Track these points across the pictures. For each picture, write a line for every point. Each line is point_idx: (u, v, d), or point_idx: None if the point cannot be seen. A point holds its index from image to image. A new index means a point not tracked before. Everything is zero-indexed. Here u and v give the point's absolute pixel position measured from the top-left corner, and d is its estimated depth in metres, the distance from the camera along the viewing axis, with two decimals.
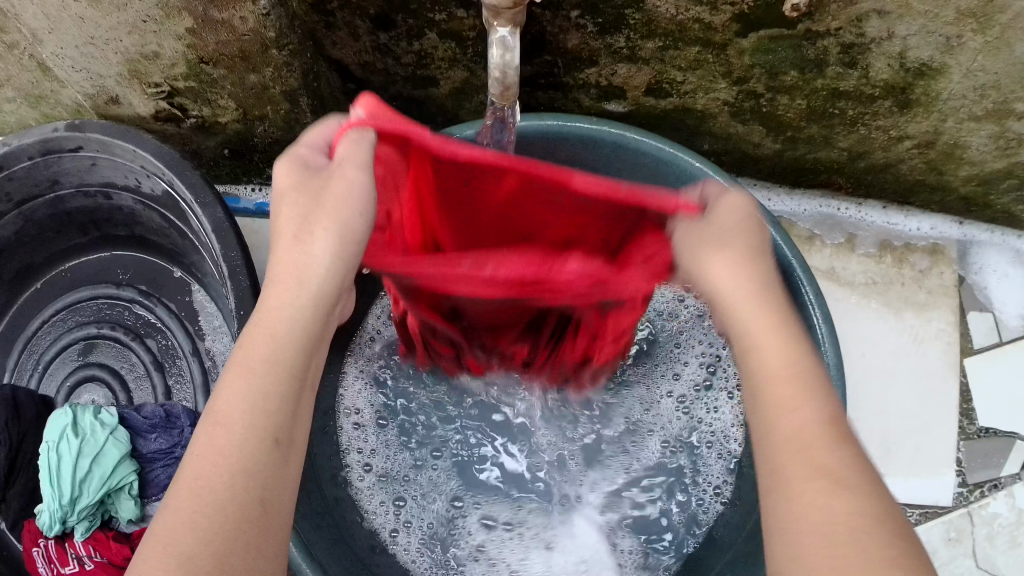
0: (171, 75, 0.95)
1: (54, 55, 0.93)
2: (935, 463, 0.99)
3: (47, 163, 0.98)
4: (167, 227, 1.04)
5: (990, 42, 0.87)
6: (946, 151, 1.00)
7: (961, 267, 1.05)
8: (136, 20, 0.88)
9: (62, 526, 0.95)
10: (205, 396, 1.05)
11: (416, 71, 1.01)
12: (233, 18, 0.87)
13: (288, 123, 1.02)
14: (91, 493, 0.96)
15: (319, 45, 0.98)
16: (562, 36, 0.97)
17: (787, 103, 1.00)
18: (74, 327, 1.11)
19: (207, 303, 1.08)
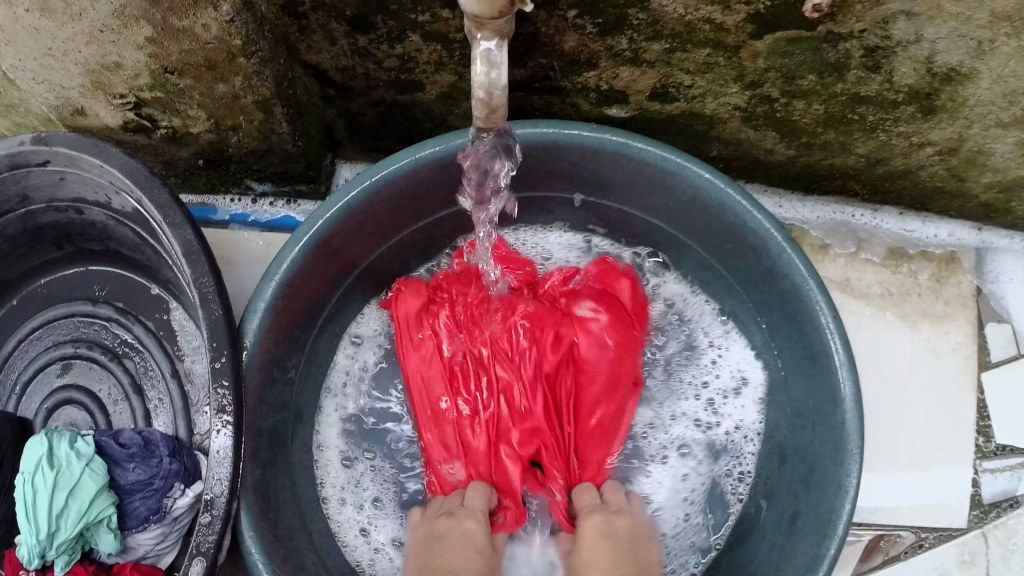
0: (135, 85, 0.86)
1: (13, 67, 0.84)
2: (952, 482, 0.95)
3: (14, 179, 0.89)
4: (142, 243, 0.95)
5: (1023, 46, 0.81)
6: (968, 158, 0.94)
7: (978, 276, 1.00)
8: (93, 29, 0.79)
9: (41, 561, 0.87)
10: (188, 422, 0.97)
11: (400, 76, 0.92)
12: (195, 25, 0.79)
13: (263, 134, 0.92)
14: (70, 527, 0.86)
15: (293, 50, 0.88)
16: (558, 37, 0.89)
17: (804, 108, 0.93)
18: (49, 347, 1.02)
19: (186, 323, 0.99)
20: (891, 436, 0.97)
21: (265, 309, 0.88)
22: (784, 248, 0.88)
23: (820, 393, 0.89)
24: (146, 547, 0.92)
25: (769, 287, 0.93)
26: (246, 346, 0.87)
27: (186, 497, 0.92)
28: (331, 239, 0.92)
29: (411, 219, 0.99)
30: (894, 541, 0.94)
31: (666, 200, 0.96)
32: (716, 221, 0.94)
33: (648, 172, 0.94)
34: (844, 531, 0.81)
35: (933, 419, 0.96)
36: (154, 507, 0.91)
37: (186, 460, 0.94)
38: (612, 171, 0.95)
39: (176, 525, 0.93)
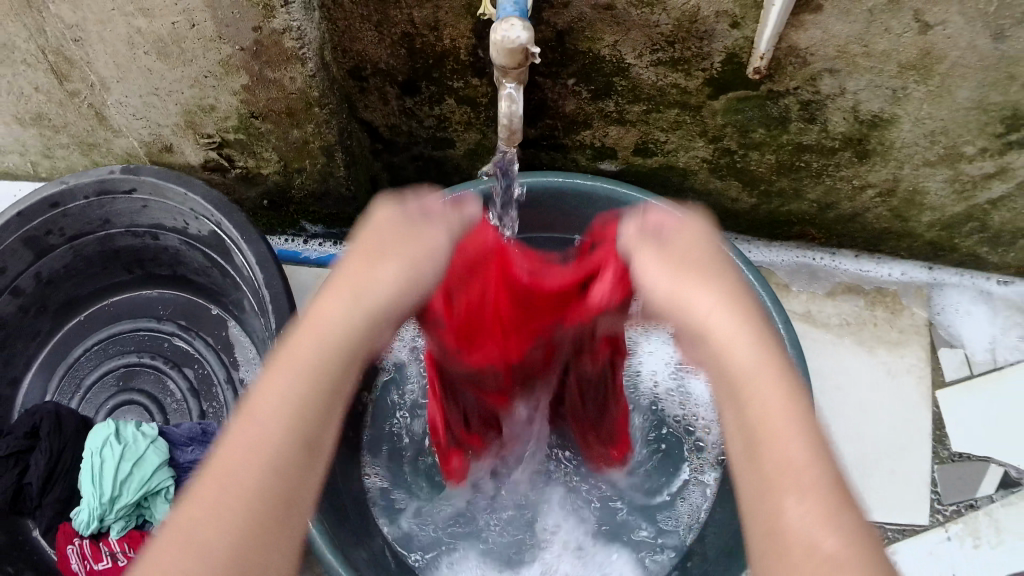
0: (223, 127, 1.13)
1: (118, 103, 1.12)
2: (913, 484, 1.03)
3: (100, 204, 1.11)
4: (209, 265, 1.17)
5: (932, 91, 0.96)
6: (907, 198, 1.10)
7: (928, 310, 1.12)
8: (198, 74, 1.07)
9: (99, 524, 1.04)
10: (236, 419, 1.15)
11: (436, 134, 1.18)
12: (283, 77, 1.07)
13: (323, 176, 1.17)
14: (130, 494, 1.05)
15: (353, 107, 1.15)
16: (560, 102, 1.13)
17: (759, 158, 1.12)
18: (114, 355, 1.23)
19: (241, 337, 1.19)
20: (857, 439, 1.05)
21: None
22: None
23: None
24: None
25: None
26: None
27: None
28: None
29: None
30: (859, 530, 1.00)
31: None
32: None
33: None
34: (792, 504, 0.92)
35: (893, 425, 1.06)
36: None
37: None
38: (604, 218, 1.14)
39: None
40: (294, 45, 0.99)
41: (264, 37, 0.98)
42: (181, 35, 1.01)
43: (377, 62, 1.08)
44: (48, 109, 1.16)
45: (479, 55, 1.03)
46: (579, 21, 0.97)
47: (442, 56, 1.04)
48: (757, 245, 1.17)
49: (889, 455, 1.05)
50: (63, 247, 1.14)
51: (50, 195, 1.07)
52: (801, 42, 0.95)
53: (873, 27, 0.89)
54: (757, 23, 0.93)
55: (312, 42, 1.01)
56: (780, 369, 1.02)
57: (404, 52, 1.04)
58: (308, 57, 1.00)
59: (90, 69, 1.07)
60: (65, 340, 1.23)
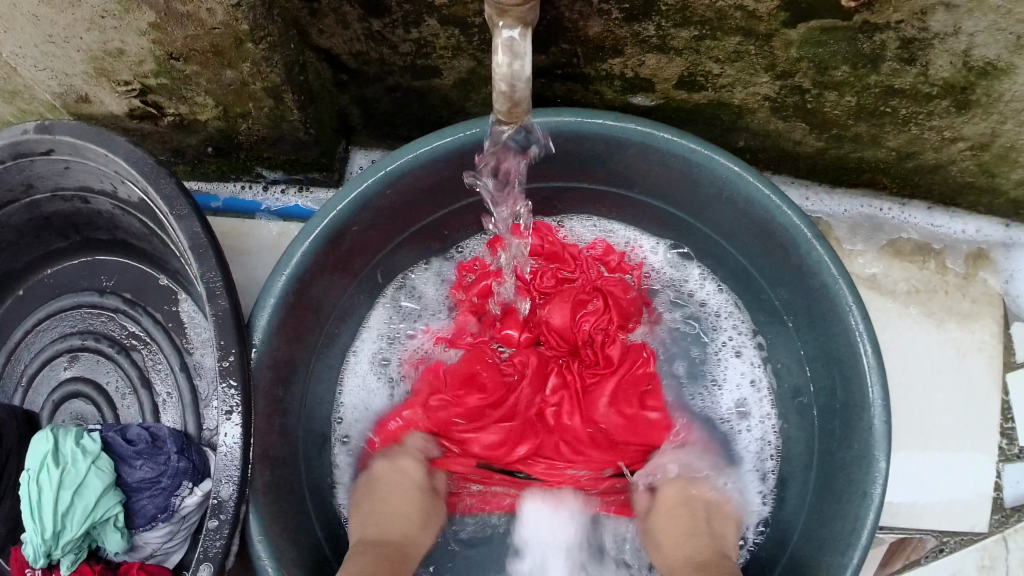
0: (139, 72, 0.82)
1: (14, 55, 0.81)
2: (975, 483, 0.93)
3: (20, 167, 0.85)
4: (148, 232, 0.91)
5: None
6: (1000, 154, 0.91)
7: (998, 278, 0.97)
8: (94, 15, 0.75)
9: (48, 559, 0.85)
10: (195, 416, 0.93)
11: (416, 61, 0.88)
12: (199, 10, 0.74)
13: (273, 120, 0.88)
14: (75, 527, 0.84)
15: (304, 33, 0.85)
16: (582, 23, 0.85)
17: (835, 99, 0.90)
18: (57, 338, 0.98)
19: (195, 315, 0.95)
20: (921, 436, 0.95)
21: (273, 309, 0.85)
22: (812, 246, 0.85)
23: (846, 405, 0.86)
24: (153, 545, 0.89)
25: (796, 283, 0.90)
26: (255, 344, 0.84)
27: (194, 496, 0.89)
28: (347, 232, 0.89)
29: (423, 209, 0.95)
30: (917, 544, 0.92)
31: (687, 193, 0.93)
32: (742, 216, 0.91)
33: (672, 165, 0.90)
34: (861, 548, 0.78)
35: (958, 416, 0.95)
36: (162, 505, 0.88)
37: (194, 457, 0.91)
38: (634, 166, 0.92)
39: (184, 523, 0.90)
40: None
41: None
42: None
43: None
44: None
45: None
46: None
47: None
48: (818, 191, 1.02)
49: (955, 448, 0.94)
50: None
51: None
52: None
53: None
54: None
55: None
56: (847, 368, 0.86)
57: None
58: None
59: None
60: (3, 321, 0.99)
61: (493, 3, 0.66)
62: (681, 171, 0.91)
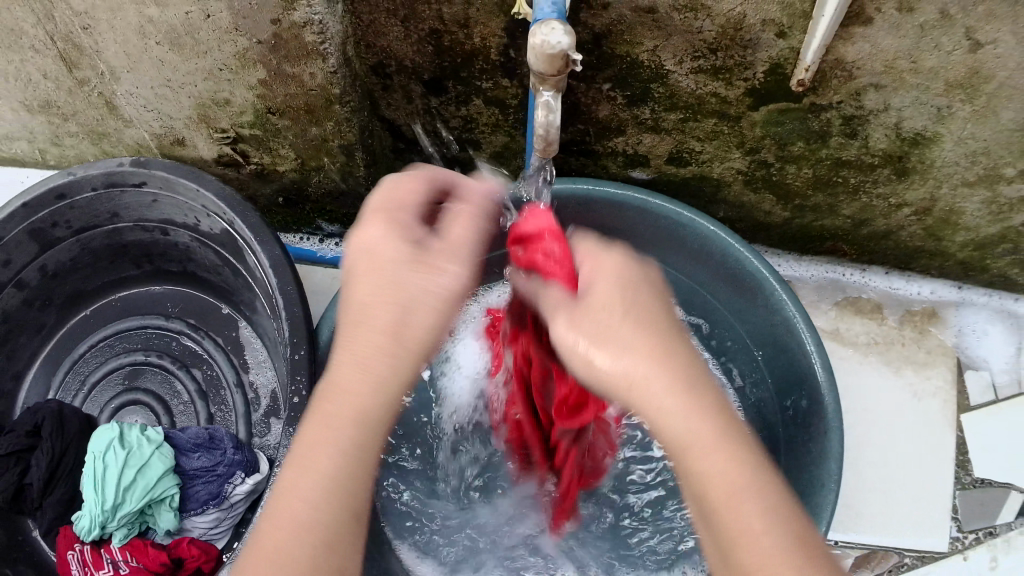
0: (237, 121, 1.06)
1: (127, 93, 1.05)
2: (936, 508, 1.02)
3: (109, 197, 1.04)
4: (220, 264, 1.10)
5: (977, 111, 0.96)
6: (942, 218, 1.08)
7: (940, 331, 1.09)
8: (214, 66, 1.00)
9: (102, 529, 0.99)
10: (247, 424, 1.08)
11: (462, 136, 1.12)
12: (303, 73, 0.99)
13: (341, 175, 1.11)
14: (133, 501, 1.00)
15: (375, 105, 1.09)
16: (594, 107, 1.07)
17: (795, 171, 1.09)
18: (121, 353, 1.14)
19: (253, 338, 1.11)
20: (885, 466, 1.04)
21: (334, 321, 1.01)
22: (775, 290, 1.01)
23: (817, 422, 0.97)
24: (200, 530, 1.02)
25: (769, 322, 1.04)
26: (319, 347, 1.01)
27: (245, 485, 1.03)
28: None
29: None
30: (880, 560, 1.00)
31: (678, 253, 1.10)
32: (718, 269, 1.07)
33: (662, 225, 1.08)
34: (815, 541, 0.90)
35: (916, 450, 1.04)
36: (214, 491, 1.02)
37: (247, 454, 1.05)
38: (633, 228, 1.10)
39: (231, 512, 1.04)
40: (314, 39, 0.93)
41: (289, 33, 0.93)
42: (198, 27, 0.94)
43: (402, 59, 1.02)
44: (56, 98, 1.08)
45: (509, 54, 0.98)
46: (618, 24, 0.94)
47: (470, 57, 0.99)
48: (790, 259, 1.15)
49: (917, 476, 1.03)
50: (70, 240, 1.07)
51: (57, 186, 1.00)
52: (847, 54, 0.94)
53: (923, 42, 0.90)
54: (805, 32, 0.92)
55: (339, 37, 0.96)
56: (815, 385, 0.97)
57: (431, 50, 0.99)
58: (331, 53, 0.95)
59: (99, 58, 1.01)
60: (72, 334, 1.15)
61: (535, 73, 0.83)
62: (667, 227, 1.08)
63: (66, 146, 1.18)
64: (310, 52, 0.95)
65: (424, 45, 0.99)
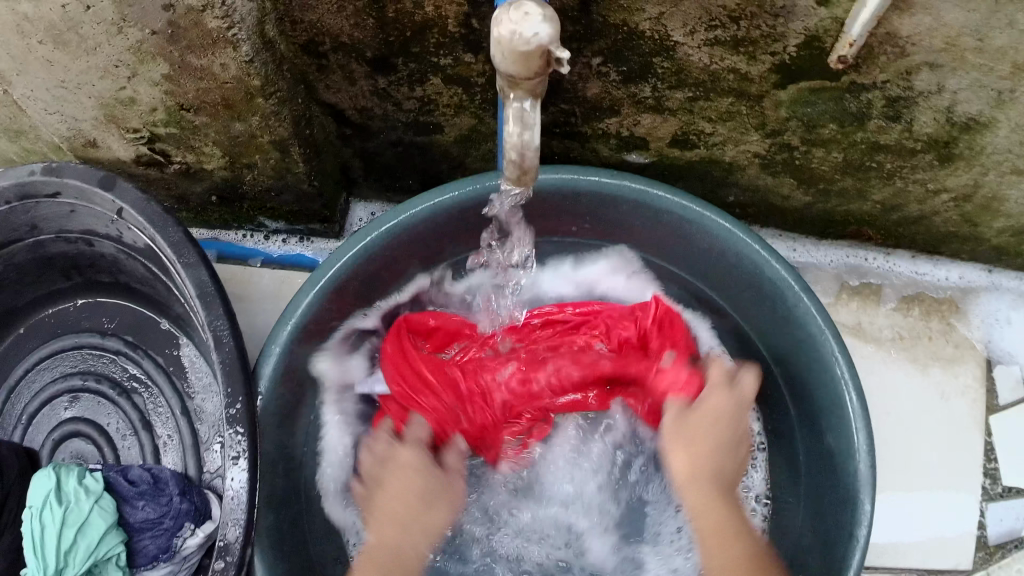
0: (149, 120, 0.84)
1: (26, 98, 0.83)
2: (958, 516, 0.95)
3: (25, 208, 0.87)
4: (152, 277, 0.92)
5: None
6: (982, 204, 0.94)
7: (964, 325, 1.00)
8: (109, 64, 0.78)
9: None
10: (195, 459, 0.94)
11: (419, 118, 0.91)
12: (212, 64, 0.77)
13: (279, 172, 0.90)
14: (77, 564, 0.85)
15: (311, 88, 0.87)
16: (582, 84, 0.89)
17: (823, 155, 0.93)
18: (57, 377, 0.99)
19: (197, 359, 0.96)
20: (904, 478, 0.96)
21: (282, 348, 0.86)
22: (800, 298, 0.87)
23: (841, 457, 0.86)
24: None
25: (786, 335, 0.91)
26: (259, 389, 0.85)
27: (196, 537, 0.89)
28: (351, 282, 0.90)
29: (420, 260, 0.96)
30: None
31: (683, 250, 0.95)
32: (732, 269, 0.92)
33: (667, 220, 0.92)
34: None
35: (941, 462, 0.96)
36: (163, 545, 0.88)
37: (195, 500, 0.90)
38: (631, 218, 0.94)
39: (185, 564, 0.89)
40: (219, 24, 0.72)
41: (187, 22, 0.72)
42: (80, 20, 0.73)
43: (338, 35, 0.81)
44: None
45: (473, 25, 0.77)
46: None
47: (423, 29, 0.78)
48: (805, 244, 1.06)
49: (940, 485, 0.96)
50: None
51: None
52: (901, 28, 0.78)
53: (994, 19, 0.74)
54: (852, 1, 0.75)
55: (252, 19, 0.74)
56: (841, 416, 0.86)
57: (372, 24, 0.78)
58: (243, 40, 0.74)
59: None
60: (6, 356, 1.00)
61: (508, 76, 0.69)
62: (671, 223, 0.93)
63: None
64: (217, 40, 0.74)
65: (363, 18, 0.78)
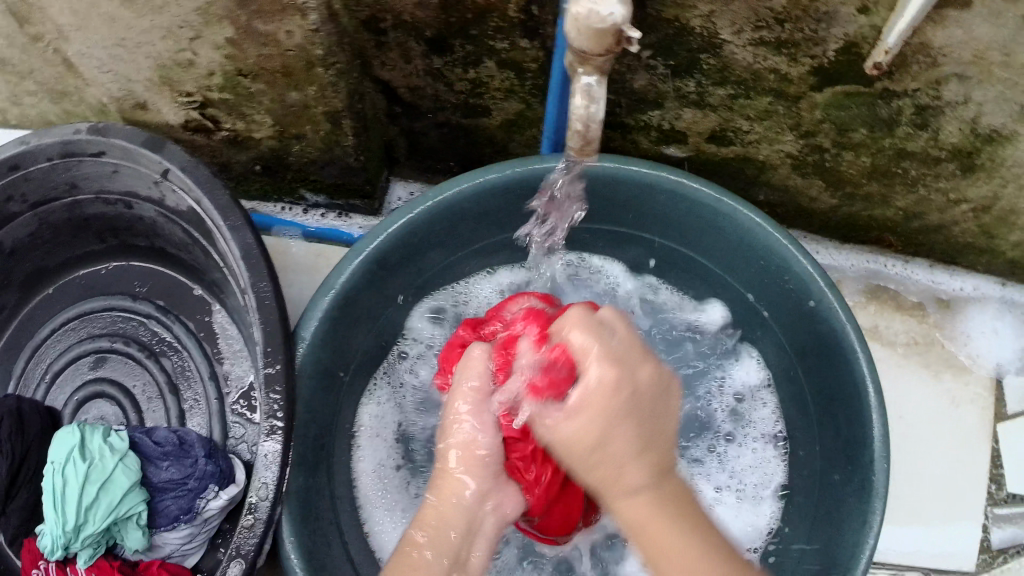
0: (205, 85, 0.87)
1: (80, 54, 0.85)
2: (965, 512, 0.98)
3: (66, 167, 0.90)
4: (190, 241, 0.95)
5: None
6: (1000, 216, 0.98)
7: (945, 335, 1.04)
8: (173, 24, 0.79)
9: (65, 551, 0.85)
10: (222, 424, 0.96)
11: (468, 100, 0.93)
12: (279, 31, 0.79)
13: (328, 144, 0.93)
14: (97, 521, 0.85)
15: (367, 65, 0.90)
16: (629, 75, 0.93)
17: (852, 159, 0.97)
18: (85, 338, 1.02)
19: (228, 326, 0.99)
20: (914, 486, 0.99)
21: (320, 316, 0.87)
22: (823, 295, 0.89)
23: (855, 449, 0.88)
24: (171, 546, 0.90)
25: (809, 333, 0.93)
26: (299, 349, 0.86)
27: (219, 499, 0.89)
28: (390, 256, 0.92)
29: (457, 246, 0.99)
30: None
31: (714, 243, 0.98)
32: (759, 263, 0.95)
33: (700, 216, 0.95)
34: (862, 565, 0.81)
35: (951, 466, 0.99)
36: (185, 507, 0.89)
37: (221, 462, 0.91)
38: (667, 212, 0.97)
39: (204, 526, 0.91)
40: None
41: None
42: None
43: (401, 14, 0.82)
44: (8, 55, 0.88)
45: (531, 11, 0.78)
46: None
47: (484, 14, 0.80)
48: (829, 246, 1.11)
49: (959, 488, 0.99)
50: (27, 214, 0.93)
51: (7, 157, 0.87)
52: (933, 39, 0.81)
53: (1022, 33, 0.77)
54: (890, 11, 0.78)
55: None
56: (857, 404, 0.88)
57: (435, 3, 0.80)
58: (312, 9, 0.75)
59: (43, 16, 0.81)
60: (31, 317, 1.02)
61: (579, 51, 0.71)
62: (704, 219, 0.96)
63: (25, 105, 0.99)
64: (287, 7, 0.75)
65: None
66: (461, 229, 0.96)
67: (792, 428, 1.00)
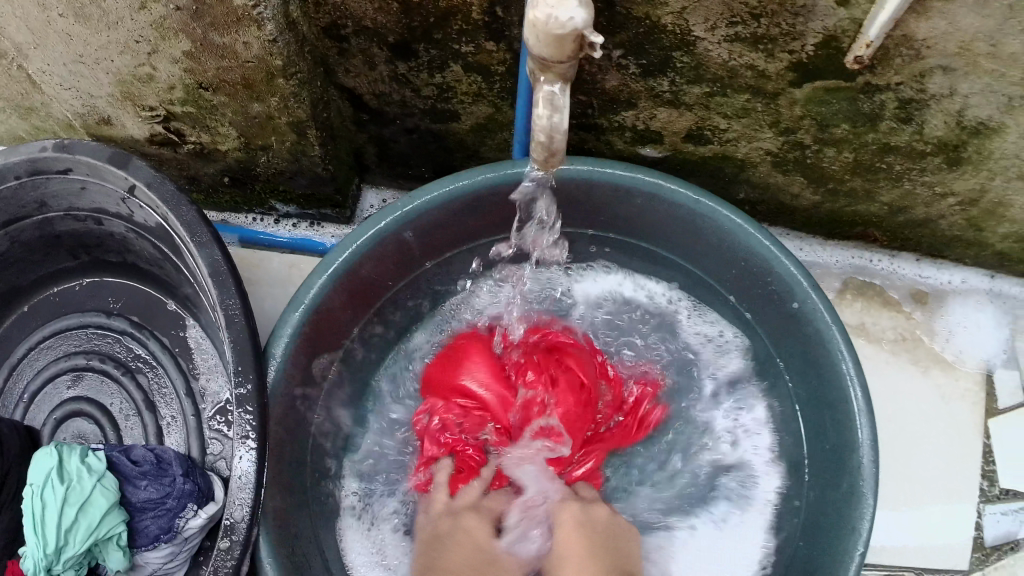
0: (167, 98, 0.84)
1: (42, 72, 0.83)
2: (958, 510, 0.96)
3: (34, 185, 0.87)
4: (161, 256, 0.92)
5: None
6: (988, 209, 0.95)
7: (926, 333, 1.02)
8: (128, 39, 0.77)
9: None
10: (200, 440, 0.94)
11: (436, 105, 0.91)
12: (235, 43, 0.75)
13: (294, 154, 0.90)
14: (77, 544, 0.83)
15: (331, 72, 0.87)
16: (601, 76, 0.90)
17: (834, 155, 0.95)
18: (61, 356, 1.00)
19: (202, 341, 0.97)
20: (903, 485, 0.98)
21: (291, 332, 0.84)
22: (809, 295, 0.86)
23: (844, 453, 0.85)
24: (153, 566, 0.87)
25: (796, 335, 0.91)
26: (270, 368, 0.83)
27: (198, 518, 0.87)
28: (361, 267, 0.89)
29: (429, 252, 0.97)
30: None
31: (693, 243, 0.95)
32: (741, 263, 0.93)
33: (681, 217, 0.92)
34: (852, 572, 0.79)
35: (941, 463, 0.98)
36: (165, 526, 0.86)
37: (199, 481, 0.89)
38: (647, 212, 0.94)
39: (185, 544, 0.88)
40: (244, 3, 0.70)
41: None
42: None
43: (361, 19, 0.79)
44: None
45: (497, 14, 0.75)
46: None
47: (446, 16, 0.77)
48: (814, 241, 1.09)
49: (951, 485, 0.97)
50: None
51: None
52: (916, 30, 0.78)
53: (1009, 24, 0.74)
54: (871, 2, 0.75)
55: None
56: (845, 407, 0.85)
57: (396, 8, 0.76)
58: (267, 19, 0.72)
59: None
60: (7, 336, 1.00)
61: (541, 59, 0.67)
62: (685, 219, 0.93)
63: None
64: (242, 18, 0.72)
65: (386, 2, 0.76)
66: (433, 236, 0.94)
67: (778, 429, 0.98)
